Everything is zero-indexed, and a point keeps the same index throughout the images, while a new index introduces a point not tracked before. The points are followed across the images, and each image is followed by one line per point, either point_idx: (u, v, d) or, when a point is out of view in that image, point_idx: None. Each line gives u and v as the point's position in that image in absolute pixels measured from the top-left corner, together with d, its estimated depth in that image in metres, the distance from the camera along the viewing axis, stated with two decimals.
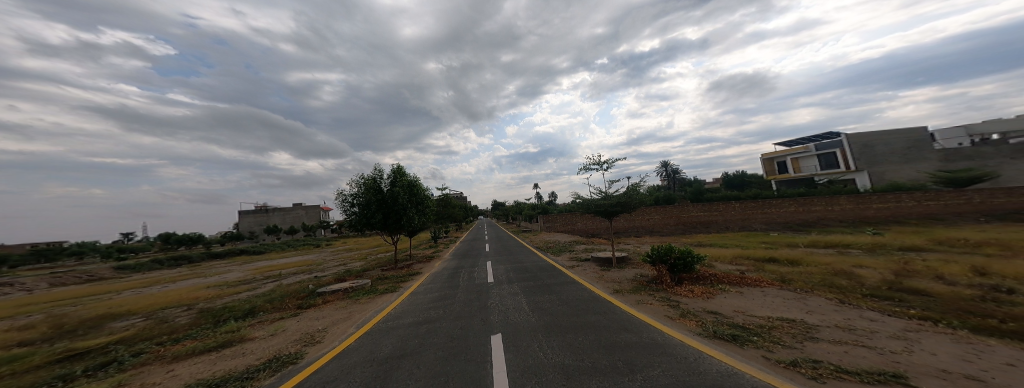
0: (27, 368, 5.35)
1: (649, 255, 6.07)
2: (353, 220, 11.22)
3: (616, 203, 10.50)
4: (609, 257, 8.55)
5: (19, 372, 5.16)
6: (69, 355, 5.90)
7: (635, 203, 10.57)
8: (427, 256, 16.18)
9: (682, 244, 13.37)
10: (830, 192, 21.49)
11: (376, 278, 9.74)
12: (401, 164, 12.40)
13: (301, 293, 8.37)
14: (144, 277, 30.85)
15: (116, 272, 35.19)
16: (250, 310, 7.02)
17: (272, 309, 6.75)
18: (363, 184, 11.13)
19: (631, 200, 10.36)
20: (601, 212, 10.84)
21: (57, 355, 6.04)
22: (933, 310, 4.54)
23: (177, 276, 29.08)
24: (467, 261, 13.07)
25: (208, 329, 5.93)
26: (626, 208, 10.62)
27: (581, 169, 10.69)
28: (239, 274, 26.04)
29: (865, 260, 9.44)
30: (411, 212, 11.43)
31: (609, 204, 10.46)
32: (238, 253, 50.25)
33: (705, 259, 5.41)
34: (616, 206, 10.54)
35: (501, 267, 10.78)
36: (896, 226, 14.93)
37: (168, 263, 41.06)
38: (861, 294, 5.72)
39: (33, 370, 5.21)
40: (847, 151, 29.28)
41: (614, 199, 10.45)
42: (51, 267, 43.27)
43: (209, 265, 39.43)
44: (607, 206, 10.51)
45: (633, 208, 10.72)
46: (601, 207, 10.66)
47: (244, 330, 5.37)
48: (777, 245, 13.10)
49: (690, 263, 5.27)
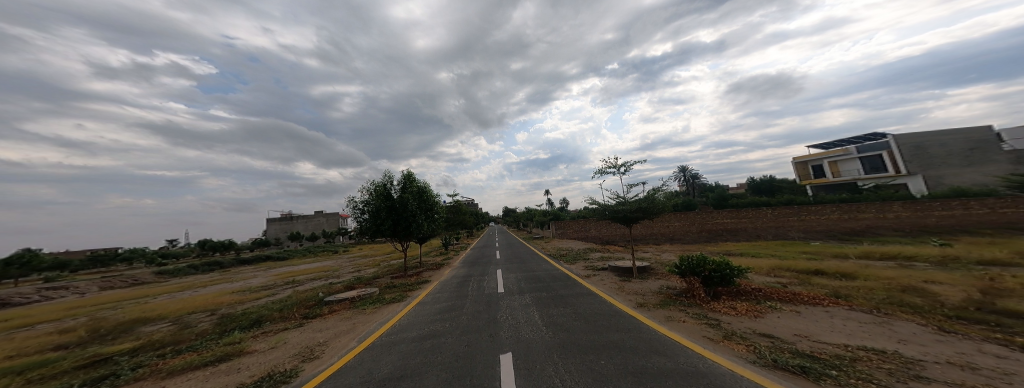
0: (55, 372, 5.29)
1: (676, 265, 5.40)
2: (363, 227, 11.12)
3: (636, 209, 9.76)
4: (628, 266, 7.85)
5: (49, 376, 5.11)
6: (99, 359, 5.86)
7: (657, 208, 9.80)
8: (438, 263, 15.91)
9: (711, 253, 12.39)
10: (877, 197, 19.52)
11: (383, 286, 9.47)
12: (410, 170, 12.28)
13: (309, 302, 8.22)
14: (179, 281, 32.53)
15: (157, 276, 37.50)
16: (258, 319, 6.87)
17: (278, 318, 6.56)
18: (373, 191, 11.06)
19: (652, 205, 9.60)
20: (618, 218, 10.17)
21: (89, 359, 6.03)
22: None
23: (207, 281, 30.45)
24: (477, 269, 12.62)
25: (212, 339, 5.74)
26: (647, 214, 9.87)
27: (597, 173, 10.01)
28: (262, 280, 26.89)
29: (936, 275, 8.23)
30: (421, 219, 11.19)
31: (628, 210, 9.78)
32: (264, 258, 52.45)
33: (746, 270, 4.68)
34: (637, 211, 9.81)
35: (512, 275, 10.26)
36: (964, 236, 13.20)
37: (201, 268, 43.32)
38: (941, 316, 4.80)
39: (62, 374, 5.15)
40: (895, 153, 26.84)
41: (633, 205, 9.74)
42: (102, 271, 46.91)
43: (237, 270, 41.20)
44: (626, 212, 9.82)
45: (654, 214, 9.94)
46: (619, 213, 9.98)
47: (245, 342, 5.14)
48: (822, 256, 11.80)
49: (728, 275, 4.55)
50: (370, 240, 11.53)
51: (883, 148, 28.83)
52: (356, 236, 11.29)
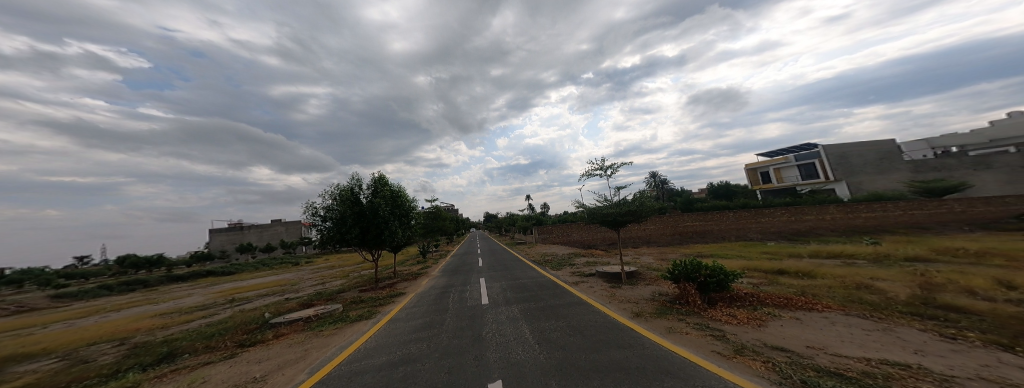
0: None
1: (670, 270, 5.24)
2: (325, 235, 9.87)
3: (625, 212, 9.69)
4: (618, 272, 7.67)
5: None
6: None
7: (645, 211, 9.79)
8: (413, 273, 14.78)
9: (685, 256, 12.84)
10: (817, 200, 21.73)
11: (348, 302, 8.40)
12: (383, 172, 11.30)
13: (251, 324, 6.98)
14: (88, 305, 27.44)
15: (61, 300, 31.49)
16: (172, 351, 5.56)
17: (204, 349, 5.38)
18: (338, 195, 9.90)
19: (640, 208, 9.56)
20: (606, 222, 10.03)
21: None
22: (991, 333, 3.84)
23: (125, 303, 25.90)
24: (458, 278, 11.86)
25: (99, 384, 4.45)
26: (634, 217, 9.83)
27: (584, 175, 9.87)
28: (198, 299, 23.43)
29: (878, 271, 8.95)
30: (394, 226, 10.23)
31: (617, 213, 9.65)
32: (204, 274, 46.27)
33: (742, 275, 4.59)
34: (627, 214, 9.73)
35: (495, 284, 9.70)
36: (887, 235, 14.95)
37: (122, 288, 37.15)
38: (896, 312, 5.02)
39: None
40: (825, 162, 30.35)
41: (622, 208, 9.63)
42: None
43: (170, 288, 35.91)
44: (615, 215, 9.70)
45: (641, 217, 9.88)
46: (608, 217, 9.81)
47: (143, 386, 4.02)
48: (781, 255, 12.64)
49: (726, 281, 4.41)
50: (333, 249, 10.29)
51: (812, 157, 32.38)
52: (317, 246, 10.02)
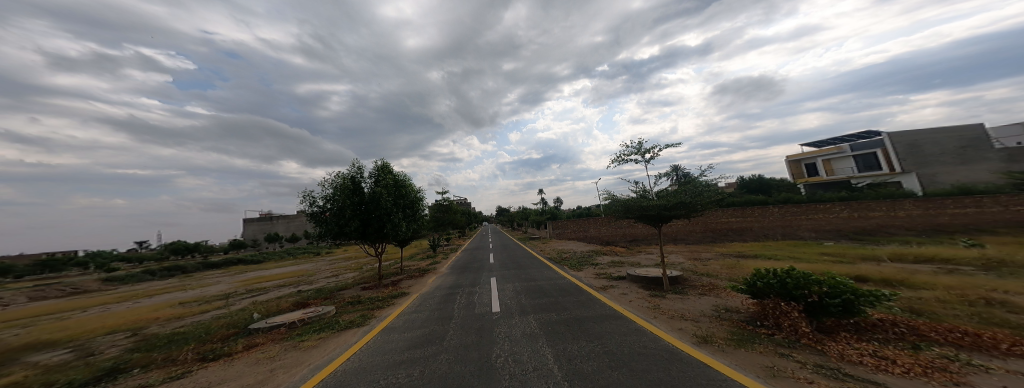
0: None
1: (749, 280, 3.81)
2: (322, 227, 8.95)
3: (670, 205, 7.95)
4: (658, 277, 6.27)
5: None
6: None
7: (695, 204, 8.03)
8: (421, 269, 13.89)
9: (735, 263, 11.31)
10: (879, 194, 18.84)
11: (342, 303, 7.49)
12: (386, 159, 10.35)
13: (225, 330, 6.17)
14: (130, 289, 29.16)
15: (105, 284, 33.56)
16: (118, 365, 4.71)
17: (158, 363, 4.51)
18: (338, 183, 9.01)
19: (691, 200, 7.82)
20: (647, 216, 8.38)
21: None
22: None
23: (160, 289, 27.24)
24: (468, 277, 10.84)
25: None
26: (682, 210, 8.08)
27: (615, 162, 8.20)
28: (222, 287, 24.11)
29: (1006, 284, 7.08)
30: (399, 218, 9.28)
31: (661, 206, 7.95)
32: (235, 262, 48.56)
33: (889, 295, 3.02)
34: (672, 207, 8.00)
35: (508, 287, 8.55)
36: (985, 236, 12.45)
37: (160, 274, 39.40)
38: None
39: None
40: (890, 152, 26.78)
41: (669, 199, 7.89)
42: (48, 277, 42.37)
43: (201, 276, 37.70)
44: (656, 209, 8.01)
45: (689, 211, 8.16)
46: (651, 210, 8.11)
47: None
48: (849, 258, 10.67)
49: (867, 304, 2.86)
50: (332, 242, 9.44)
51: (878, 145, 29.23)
52: (313, 239, 9.16)
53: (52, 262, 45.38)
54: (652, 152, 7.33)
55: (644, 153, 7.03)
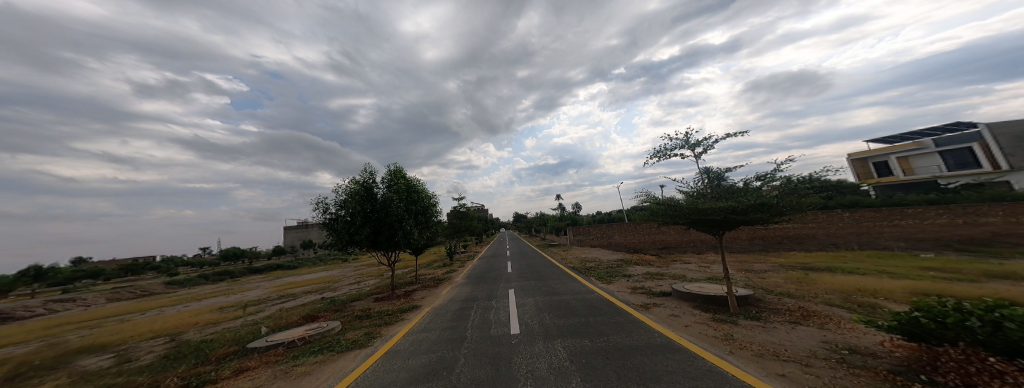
0: None
1: (906, 315, 2.60)
2: (334, 236, 8.56)
3: (739, 208, 5.97)
4: (721, 297, 4.99)
5: None
6: None
7: (776, 207, 5.92)
8: (436, 279, 13.33)
9: (816, 279, 9.94)
10: (980, 196, 15.58)
11: (350, 318, 6.95)
12: (398, 164, 9.96)
13: (223, 348, 5.83)
14: (185, 293, 31.64)
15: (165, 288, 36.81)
16: None
17: None
18: (349, 190, 8.64)
19: (773, 201, 5.72)
20: (706, 223, 6.41)
21: None
22: None
23: (208, 293, 29.17)
24: (484, 288, 10.03)
25: None
26: (756, 214, 6.02)
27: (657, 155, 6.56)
28: (259, 293, 25.27)
29: None
30: (411, 225, 8.77)
31: (729, 209, 5.91)
32: (276, 268, 51.69)
33: None
34: (740, 212, 6.01)
35: (529, 302, 7.60)
36: None
37: (214, 278, 42.77)
38: None
39: None
40: (993, 145, 22.71)
41: (741, 201, 5.87)
42: (125, 280, 47.52)
43: (246, 280, 40.31)
44: (718, 212, 6.02)
45: (767, 217, 6.07)
46: (714, 214, 6.07)
47: None
48: (955, 279, 8.70)
49: None
50: (344, 251, 9.06)
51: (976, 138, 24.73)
52: (325, 248, 8.81)
53: (130, 266, 51.16)
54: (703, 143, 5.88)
55: (693, 145, 5.66)
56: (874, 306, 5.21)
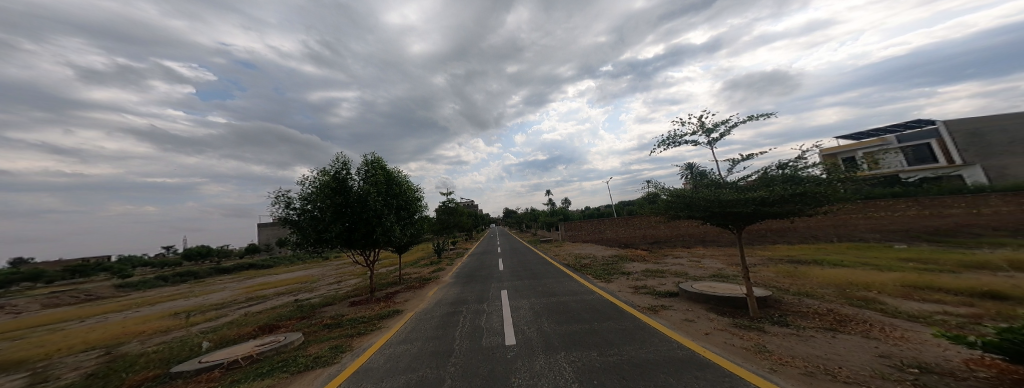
0: None
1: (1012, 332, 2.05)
2: (298, 235, 7.48)
3: (771, 201, 4.71)
4: (740, 298, 4.54)
5: None
6: None
7: (817, 198, 4.68)
8: (421, 278, 12.48)
9: (809, 272, 9.95)
10: (939, 189, 16.40)
11: (318, 329, 6.08)
12: (375, 153, 8.94)
13: (148, 373, 4.81)
14: (141, 296, 28.89)
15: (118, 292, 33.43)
16: None
17: None
18: (318, 181, 7.57)
19: (819, 191, 4.42)
20: (726, 215, 5.21)
21: None
22: None
23: (167, 296, 26.74)
24: (473, 289, 9.31)
25: None
26: (792, 205, 4.74)
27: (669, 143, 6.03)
28: (225, 295, 23.33)
29: None
30: (391, 221, 7.86)
31: (760, 200, 4.68)
32: (247, 267, 48.50)
33: None
34: (772, 204, 4.77)
35: (523, 306, 6.97)
36: None
37: (175, 279, 39.48)
38: None
39: None
40: (948, 142, 24.29)
41: (775, 190, 4.59)
42: (72, 283, 43.06)
43: (213, 281, 37.46)
44: (744, 206, 4.79)
45: (803, 208, 4.85)
46: (740, 206, 4.83)
47: None
48: (937, 270, 8.92)
49: None
50: (312, 252, 8.02)
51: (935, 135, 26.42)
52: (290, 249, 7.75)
53: (79, 268, 46.21)
54: (720, 128, 5.41)
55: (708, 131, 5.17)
56: (887, 306, 4.95)
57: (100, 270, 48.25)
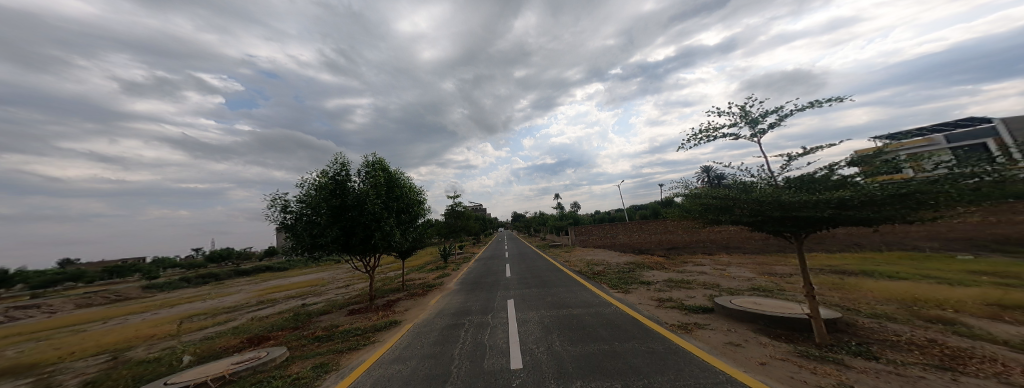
0: None
1: None
2: (292, 240, 7.08)
3: (857, 202, 3.58)
4: (801, 319, 3.65)
5: None
6: None
7: (926, 201, 3.48)
8: (426, 285, 11.93)
9: (861, 284, 8.88)
10: None
11: (307, 341, 5.58)
12: (376, 153, 8.52)
13: None
14: (163, 297, 29.72)
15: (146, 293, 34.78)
16: None
17: None
18: (316, 182, 7.15)
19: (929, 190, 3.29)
20: (789, 220, 4.05)
21: None
22: None
23: (186, 297, 27.34)
24: (478, 298, 8.68)
25: None
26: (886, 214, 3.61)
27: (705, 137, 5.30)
28: (239, 297, 23.52)
29: None
30: (391, 224, 7.38)
31: (840, 203, 3.55)
32: (264, 269, 49.62)
33: None
34: (858, 208, 3.63)
35: (532, 319, 6.25)
36: None
37: (196, 281, 40.66)
38: None
39: None
40: (1007, 140, 22.02)
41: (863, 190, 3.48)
42: (104, 283, 45.08)
43: (231, 283, 38.32)
44: (817, 212, 3.67)
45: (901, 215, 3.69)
46: (810, 210, 3.73)
47: None
48: (1018, 286, 7.71)
49: None
50: (308, 258, 7.62)
51: (990, 135, 23.98)
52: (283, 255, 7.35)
53: (112, 269, 48.47)
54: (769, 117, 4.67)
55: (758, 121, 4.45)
56: (970, 328, 4.17)
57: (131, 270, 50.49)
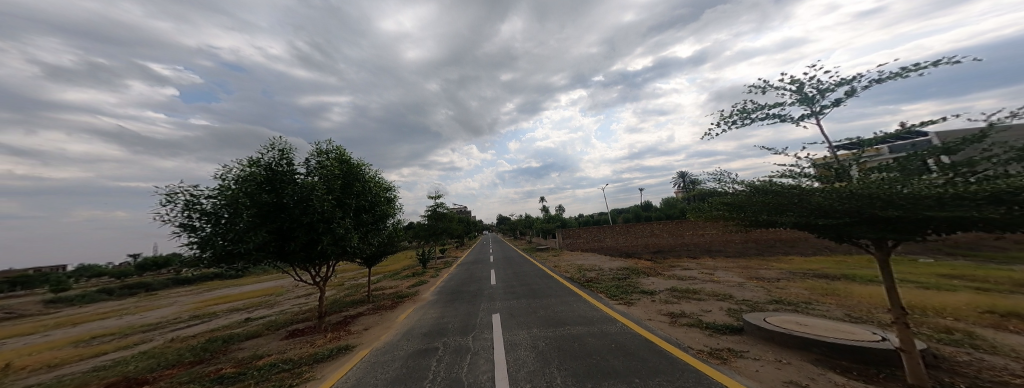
0: None
1: None
2: (203, 247, 5.31)
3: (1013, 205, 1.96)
4: (886, 350, 2.80)
5: None
6: None
7: None
8: (396, 295, 10.42)
9: (852, 289, 8.62)
10: None
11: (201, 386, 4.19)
12: (329, 140, 6.98)
13: None
14: (75, 313, 25.06)
15: (61, 308, 29.40)
16: None
17: None
18: (244, 173, 5.53)
19: None
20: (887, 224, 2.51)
21: None
22: None
23: (103, 313, 23.13)
24: (456, 312, 7.42)
25: None
26: None
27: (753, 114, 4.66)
28: (169, 311, 20.13)
29: None
30: (347, 224, 5.96)
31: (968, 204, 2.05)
32: (211, 277, 44.22)
33: None
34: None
35: (522, 344, 5.06)
36: None
37: (121, 293, 35.08)
38: None
39: None
40: None
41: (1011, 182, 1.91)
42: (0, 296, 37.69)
43: (167, 294, 33.49)
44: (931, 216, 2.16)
45: None
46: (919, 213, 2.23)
47: None
48: (994, 290, 7.73)
49: None
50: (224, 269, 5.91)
51: None
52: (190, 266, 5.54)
53: (17, 280, 41.00)
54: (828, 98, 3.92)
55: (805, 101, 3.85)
56: (997, 342, 3.75)
57: (42, 280, 42.65)
